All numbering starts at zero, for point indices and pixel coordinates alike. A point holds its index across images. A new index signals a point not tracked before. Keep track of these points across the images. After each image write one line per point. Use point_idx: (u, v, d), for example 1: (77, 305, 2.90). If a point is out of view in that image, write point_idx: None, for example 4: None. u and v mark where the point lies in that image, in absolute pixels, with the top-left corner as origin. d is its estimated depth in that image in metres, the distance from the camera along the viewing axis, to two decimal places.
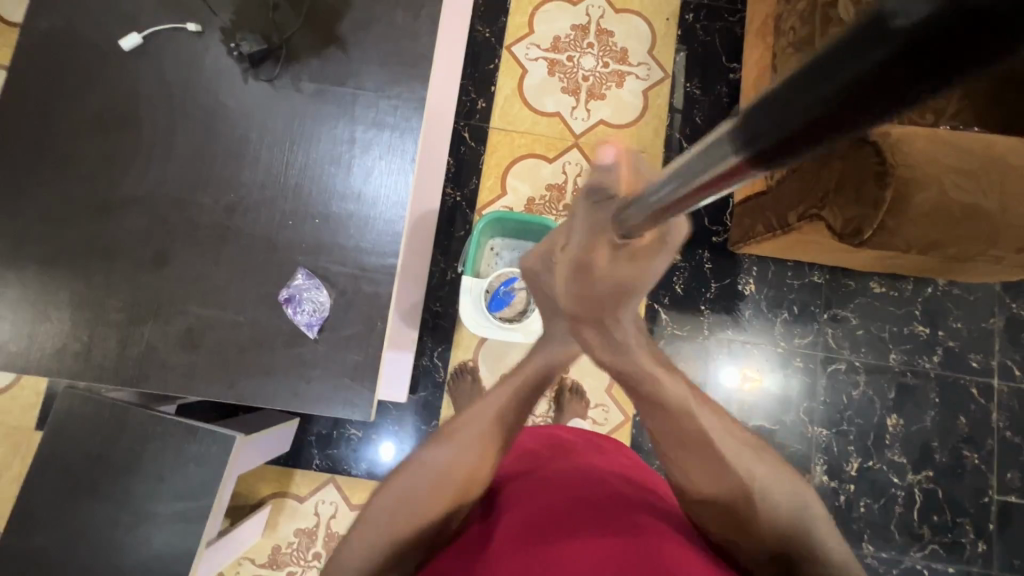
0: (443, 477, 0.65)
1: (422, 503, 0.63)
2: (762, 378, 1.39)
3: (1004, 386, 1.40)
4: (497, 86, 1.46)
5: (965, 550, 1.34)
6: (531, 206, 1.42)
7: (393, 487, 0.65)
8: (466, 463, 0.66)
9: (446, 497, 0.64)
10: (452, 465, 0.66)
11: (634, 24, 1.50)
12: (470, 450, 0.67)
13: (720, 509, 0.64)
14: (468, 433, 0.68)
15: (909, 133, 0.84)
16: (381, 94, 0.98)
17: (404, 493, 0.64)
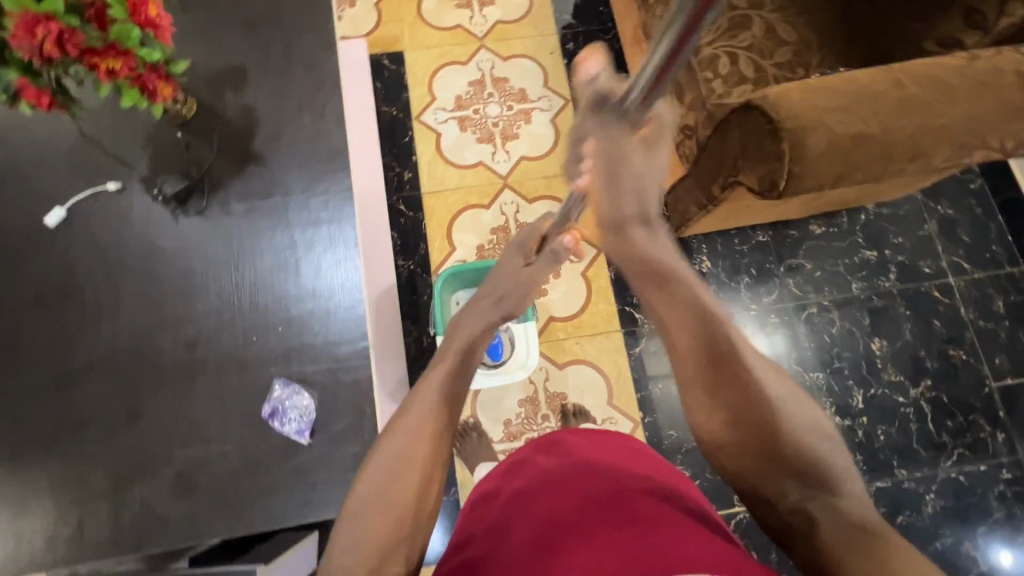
0: (398, 451, 0.66)
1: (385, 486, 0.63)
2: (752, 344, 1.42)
3: (960, 280, 1.49)
4: (418, 154, 1.54)
5: (989, 444, 1.37)
6: (484, 251, 1.47)
7: (355, 494, 0.63)
8: (417, 437, 0.68)
9: (412, 472, 0.65)
10: (409, 439, 0.67)
11: (523, 65, 1.63)
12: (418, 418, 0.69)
13: (750, 425, 0.65)
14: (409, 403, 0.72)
15: (784, 90, 0.92)
16: (308, 196, 1.01)
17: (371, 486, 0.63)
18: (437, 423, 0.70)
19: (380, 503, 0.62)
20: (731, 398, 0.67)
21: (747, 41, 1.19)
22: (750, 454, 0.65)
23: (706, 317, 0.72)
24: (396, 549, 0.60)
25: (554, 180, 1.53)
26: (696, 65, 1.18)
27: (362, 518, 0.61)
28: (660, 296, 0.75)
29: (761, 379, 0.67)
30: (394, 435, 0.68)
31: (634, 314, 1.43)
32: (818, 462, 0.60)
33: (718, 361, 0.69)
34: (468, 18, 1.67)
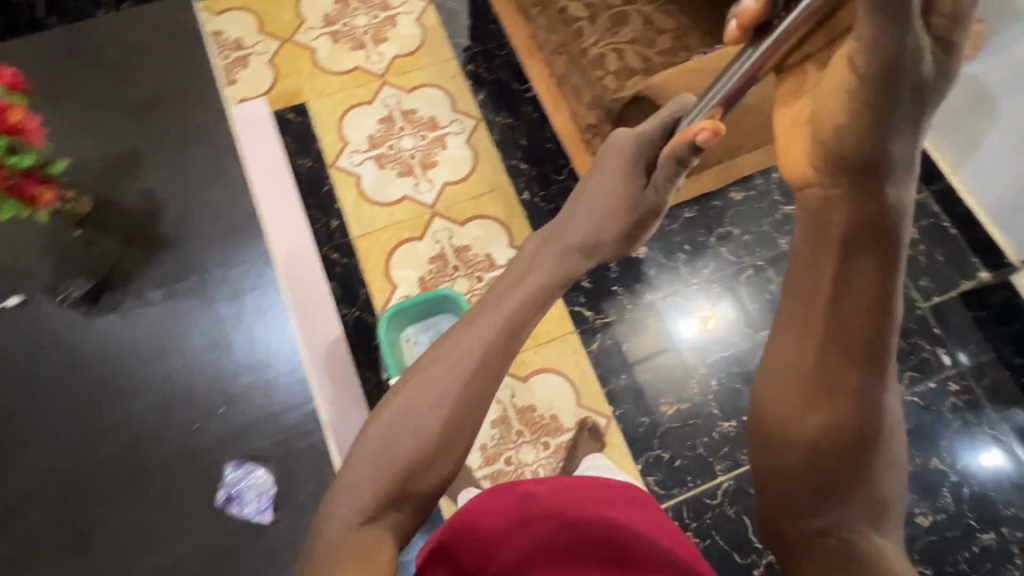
0: (414, 414, 0.59)
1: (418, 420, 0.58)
2: (716, 314, 1.47)
3: None
4: (341, 201, 1.53)
5: (933, 361, 1.45)
6: (427, 283, 1.46)
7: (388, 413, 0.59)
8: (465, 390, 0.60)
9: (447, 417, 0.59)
10: (448, 389, 0.60)
11: (428, 93, 1.64)
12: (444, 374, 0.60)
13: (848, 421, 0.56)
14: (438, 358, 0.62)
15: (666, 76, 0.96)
16: (228, 274, 0.98)
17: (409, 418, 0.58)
18: (466, 391, 0.60)
19: (410, 436, 0.57)
20: (850, 378, 0.56)
21: (629, 36, 1.24)
22: (822, 440, 0.56)
23: (880, 299, 0.55)
24: (413, 490, 0.57)
25: (481, 199, 1.54)
26: (586, 66, 1.23)
27: (390, 447, 0.57)
28: (816, 226, 0.57)
29: (883, 399, 0.57)
30: (435, 376, 0.61)
31: (585, 313, 1.45)
32: (870, 477, 0.57)
33: (867, 361, 0.56)
34: (365, 58, 1.68)
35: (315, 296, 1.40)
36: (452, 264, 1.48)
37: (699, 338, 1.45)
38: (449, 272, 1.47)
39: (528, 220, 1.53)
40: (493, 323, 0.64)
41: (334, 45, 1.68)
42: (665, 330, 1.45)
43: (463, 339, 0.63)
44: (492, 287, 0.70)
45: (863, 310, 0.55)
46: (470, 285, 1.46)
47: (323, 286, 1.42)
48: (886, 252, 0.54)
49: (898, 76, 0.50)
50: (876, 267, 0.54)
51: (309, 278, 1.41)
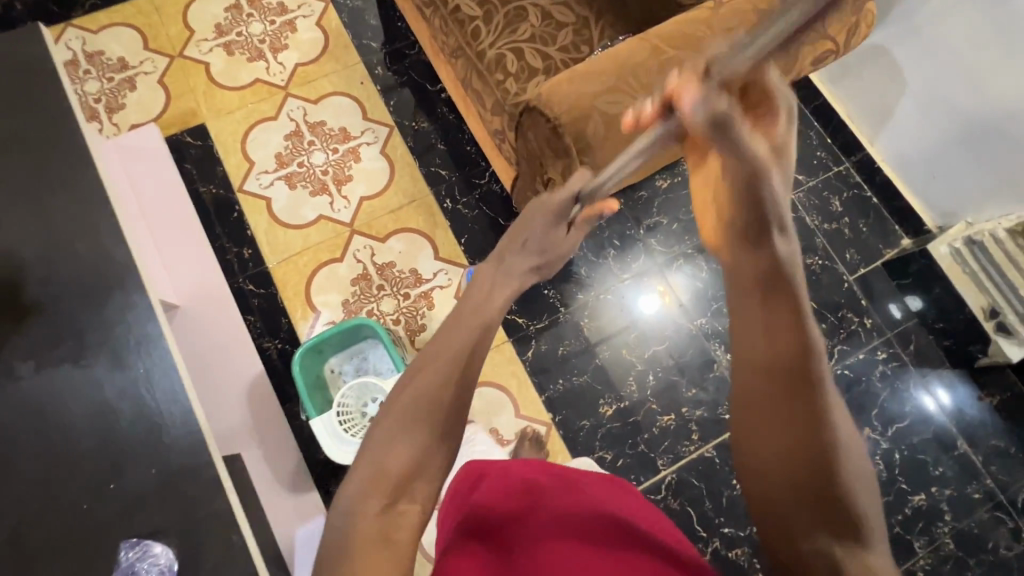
0: (414, 408, 0.61)
1: (425, 398, 0.61)
2: (675, 290, 1.48)
3: (799, 192, 1.59)
4: (252, 228, 1.44)
5: (861, 333, 1.48)
6: (351, 306, 1.40)
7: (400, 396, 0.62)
8: (466, 361, 0.65)
9: (450, 392, 0.62)
10: (441, 371, 0.63)
11: (337, 102, 1.55)
12: (441, 371, 0.63)
13: (799, 446, 0.50)
14: (433, 356, 0.65)
15: (553, 83, 0.91)
16: (109, 341, 0.91)
17: (415, 396, 0.62)
18: (464, 378, 0.64)
19: (409, 414, 0.61)
20: (794, 399, 0.51)
21: (528, 33, 1.18)
22: (782, 465, 0.51)
23: (790, 321, 0.53)
24: (418, 474, 0.59)
25: (401, 211, 1.48)
26: (485, 70, 1.16)
27: (399, 427, 0.60)
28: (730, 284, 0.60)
29: (836, 414, 0.51)
30: (437, 352, 0.65)
31: (518, 320, 1.42)
32: (851, 508, 0.48)
33: (803, 378, 0.51)
34: (265, 69, 1.57)
35: (228, 332, 1.33)
36: (377, 283, 1.42)
37: (658, 314, 1.46)
38: (373, 293, 1.41)
39: (452, 229, 1.48)
40: (467, 327, 0.68)
41: (230, 58, 1.56)
42: (627, 309, 1.46)
43: (455, 327, 0.68)
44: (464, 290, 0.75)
45: (783, 325, 0.53)
46: (397, 303, 1.41)
47: (236, 320, 1.35)
48: (788, 284, 0.55)
49: (759, 179, 0.55)
50: (779, 296, 0.55)
51: (220, 314, 1.34)
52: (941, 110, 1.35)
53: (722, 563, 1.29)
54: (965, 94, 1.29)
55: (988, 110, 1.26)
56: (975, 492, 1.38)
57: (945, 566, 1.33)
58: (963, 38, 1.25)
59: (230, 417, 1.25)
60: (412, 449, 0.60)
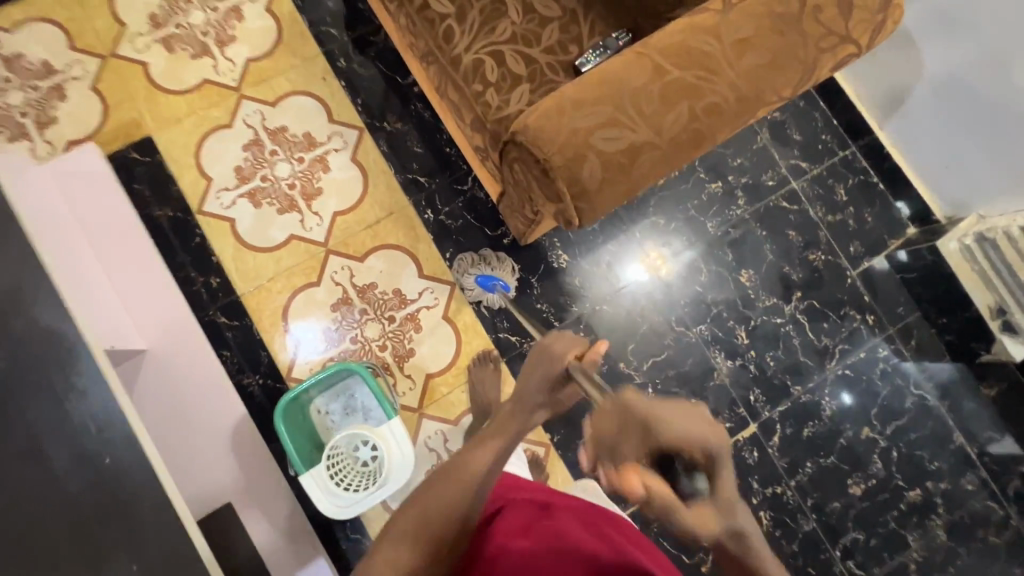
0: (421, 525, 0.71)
1: (426, 512, 0.71)
2: (666, 260, 1.43)
3: (802, 182, 1.49)
4: (217, 253, 1.32)
5: (863, 330, 1.44)
6: (333, 333, 1.32)
7: (413, 509, 0.72)
8: (463, 476, 0.74)
9: (451, 511, 0.72)
10: (446, 489, 0.73)
11: (298, 103, 1.39)
12: (451, 495, 0.73)
13: None
14: (444, 474, 0.75)
15: (542, 115, 0.79)
16: (64, 431, 0.82)
17: (418, 513, 0.71)
18: (461, 497, 0.72)
19: (420, 532, 0.70)
20: None
21: (507, 32, 1.03)
22: None
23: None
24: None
25: (379, 226, 1.37)
26: (462, 80, 1.02)
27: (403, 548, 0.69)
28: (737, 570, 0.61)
29: None
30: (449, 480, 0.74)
31: (510, 338, 1.35)
32: None
33: None
34: (212, 67, 1.39)
35: (203, 375, 1.24)
36: (359, 307, 1.33)
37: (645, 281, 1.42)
38: (356, 318, 1.33)
39: (436, 243, 1.38)
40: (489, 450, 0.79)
41: (171, 56, 1.38)
42: (615, 277, 1.41)
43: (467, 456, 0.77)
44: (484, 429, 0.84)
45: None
46: (382, 328, 1.33)
47: (210, 361, 1.25)
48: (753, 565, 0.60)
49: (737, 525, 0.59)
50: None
51: (191, 356, 1.24)
52: (957, 96, 1.25)
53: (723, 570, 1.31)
54: (985, 80, 1.19)
55: (1007, 99, 1.17)
56: (968, 484, 1.40)
57: (937, 556, 1.37)
58: (988, 19, 1.14)
59: (217, 465, 1.19)
60: (413, 555, 0.68)
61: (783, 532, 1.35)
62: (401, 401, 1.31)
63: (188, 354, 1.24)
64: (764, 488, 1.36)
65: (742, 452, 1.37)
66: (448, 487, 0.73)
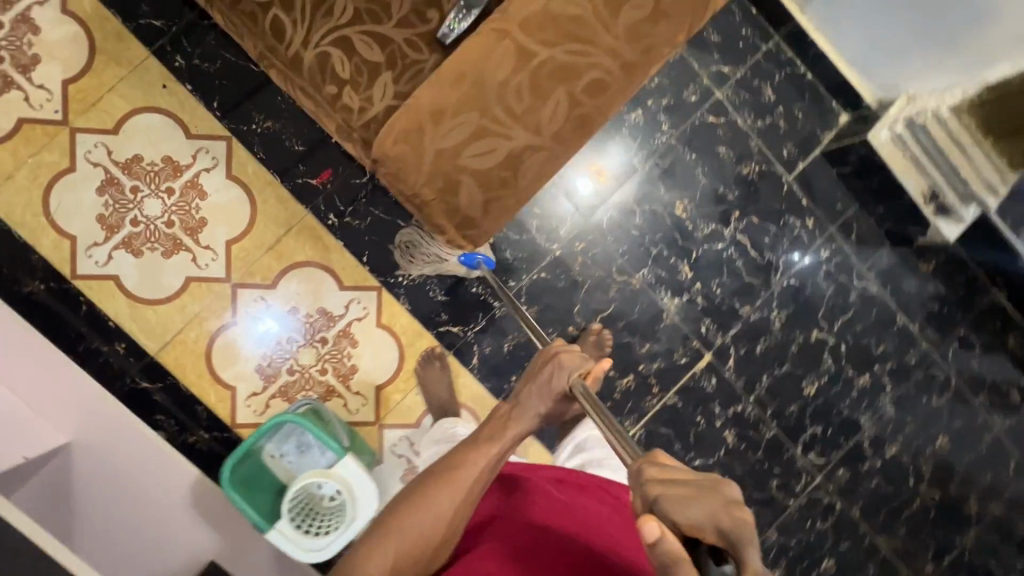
0: (407, 535, 0.71)
1: (425, 511, 0.72)
2: (610, 168, 1.34)
3: (726, 90, 1.37)
4: (112, 316, 1.20)
5: (803, 237, 1.41)
6: (267, 370, 1.25)
7: (409, 509, 0.73)
8: (468, 482, 0.75)
9: (454, 505, 0.73)
10: (447, 494, 0.74)
11: (144, 123, 1.18)
12: (444, 503, 0.73)
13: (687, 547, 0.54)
14: (434, 478, 0.75)
15: (397, 143, 0.66)
16: None
17: (417, 505, 0.73)
18: (461, 499, 0.74)
19: (409, 525, 0.72)
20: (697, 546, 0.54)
21: (348, 11, 0.85)
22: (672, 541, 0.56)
23: None
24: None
25: (281, 245, 1.24)
26: (310, 83, 0.85)
27: (395, 539, 0.71)
28: None
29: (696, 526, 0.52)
30: (446, 485, 0.74)
31: (453, 330, 1.30)
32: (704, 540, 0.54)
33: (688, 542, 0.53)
34: (25, 100, 1.15)
35: (139, 453, 1.15)
36: (285, 336, 1.25)
37: (597, 193, 1.34)
38: (286, 348, 1.25)
39: (348, 249, 1.26)
40: (488, 454, 0.78)
41: None
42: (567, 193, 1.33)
43: (465, 461, 0.77)
44: (478, 430, 0.82)
45: None
46: (317, 352, 1.26)
47: (143, 435, 1.16)
48: None
49: None
50: None
51: (120, 436, 1.14)
52: None
53: None
54: None
55: None
56: (912, 357, 1.48)
57: (887, 430, 1.48)
58: None
59: (184, 531, 1.15)
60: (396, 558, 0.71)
61: (747, 444, 1.42)
62: (357, 418, 1.28)
63: (121, 439, 1.14)
64: (725, 409, 1.41)
65: (701, 381, 1.40)
66: (441, 496, 0.73)
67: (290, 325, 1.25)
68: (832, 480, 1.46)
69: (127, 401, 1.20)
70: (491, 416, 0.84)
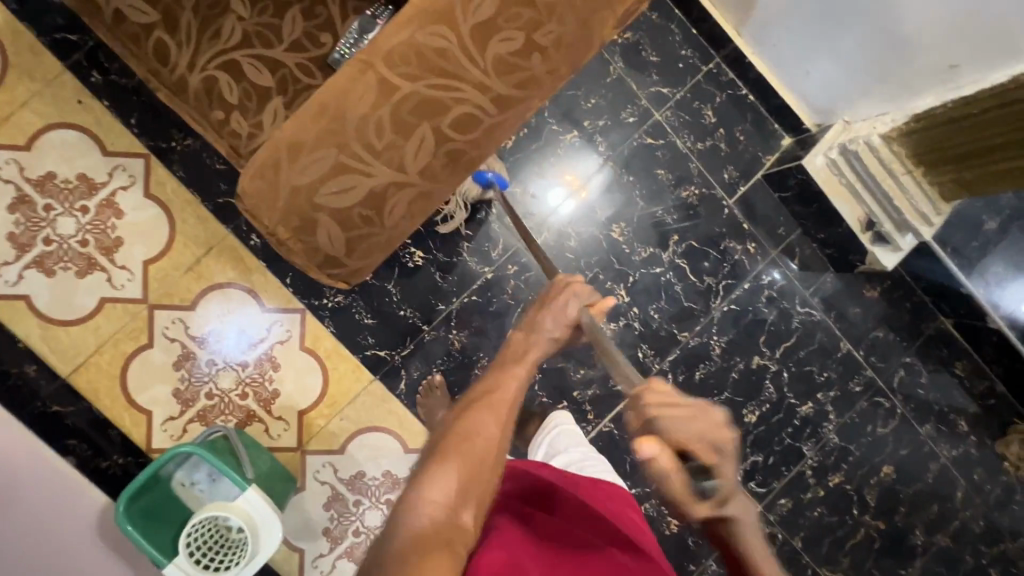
0: (472, 450, 0.63)
1: (475, 425, 0.65)
2: (591, 184, 1.33)
3: (665, 111, 1.34)
4: (23, 337, 1.16)
5: (744, 262, 1.39)
6: (184, 394, 1.21)
7: (457, 436, 0.64)
8: (504, 399, 0.69)
9: (501, 421, 0.67)
10: (491, 415, 0.67)
11: (59, 139, 1.16)
12: (490, 421, 0.66)
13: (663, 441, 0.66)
14: (474, 399, 0.69)
15: (254, 179, 0.64)
16: None
17: (464, 425, 0.65)
18: (506, 413, 0.68)
19: (464, 446, 0.63)
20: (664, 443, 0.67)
21: (236, 35, 0.82)
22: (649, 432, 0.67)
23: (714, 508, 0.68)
24: (469, 504, 0.60)
25: (201, 266, 1.21)
26: (196, 109, 0.83)
27: (447, 467, 0.61)
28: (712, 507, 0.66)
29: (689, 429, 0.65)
30: (487, 403, 0.68)
31: (380, 353, 1.27)
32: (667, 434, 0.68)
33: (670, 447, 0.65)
34: None
35: (48, 483, 1.09)
36: (204, 359, 1.22)
37: (572, 210, 1.33)
38: (204, 372, 1.22)
39: (271, 270, 1.23)
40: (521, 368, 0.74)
41: None
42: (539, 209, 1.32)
43: (503, 376, 0.72)
44: (501, 353, 0.77)
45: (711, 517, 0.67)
46: (237, 376, 1.23)
47: (50, 463, 1.12)
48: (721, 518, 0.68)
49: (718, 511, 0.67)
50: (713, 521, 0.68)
51: (30, 465, 1.08)
52: None
53: None
54: None
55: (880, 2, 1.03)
56: (856, 385, 1.45)
57: (830, 459, 1.45)
58: None
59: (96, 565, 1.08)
60: (452, 483, 0.60)
61: None
62: (279, 444, 1.24)
63: (31, 472, 1.07)
64: None
65: None
66: (485, 415, 0.67)
67: (241, 354, 1.23)
68: (774, 509, 1.43)
69: (38, 424, 1.17)
70: (506, 346, 0.79)
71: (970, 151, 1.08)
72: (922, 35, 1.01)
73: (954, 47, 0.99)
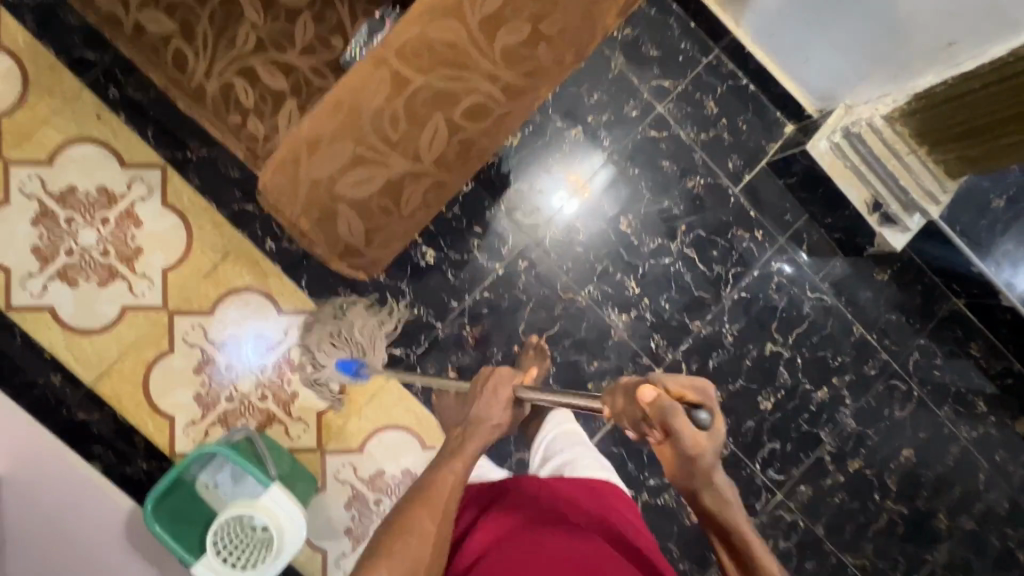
0: (399, 561, 0.70)
1: (413, 527, 0.72)
2: (589, 176, 1.35)
3: (667, 104, 1.36)
4: (48, 348, 1.19)
5: (752, 249, 1.40)
6: (205, 399, 1.23)
7: (398, 535, 0.72)
8: (439, 498, 0.75)
9: (436, 517, 0.74)
10: (426, 512, 0.74)
11: (79, 154, 1.19)
12: (424, 522, 0.73)
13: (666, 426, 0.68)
14: (413, 499, 0.75)
15: (273, 175, 0.66)
16: None
17: (403, 525, 0.72)
18: (439, 512, 0.74)
19: (403, 544, 0.71)
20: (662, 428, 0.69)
21: (251, 41, 0.85)
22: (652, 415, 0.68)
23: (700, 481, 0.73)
24: None
25: (219, 272, 1.23)
26: (214, 114, 0.85)
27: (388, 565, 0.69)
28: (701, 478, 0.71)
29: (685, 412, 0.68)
30: (425, 504, 0.74)
31: (395, 352, 1.28)
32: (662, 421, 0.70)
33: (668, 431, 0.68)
34: None
35: (71, 491, 1.11)
36: (223, 364, 1.24)
37: (569, 203, 1.34)
38: (224, 376, 1.24)
39: (287, 274, 1.25)
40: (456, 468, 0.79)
41: None
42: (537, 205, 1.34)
43: (439, 476, 0.78)
44: (442, 451, 0.83)
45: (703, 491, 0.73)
46: (256, 379, 1.25)
47: (73, 471, 1.14)
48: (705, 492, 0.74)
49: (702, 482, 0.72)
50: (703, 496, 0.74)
51: (52, 473, 1.11)
52: None
53: (653, 512, 1.36)
54: None
55: None
56: (871, 370, 1.44)
57: (848, 445, 1.44)
58: None
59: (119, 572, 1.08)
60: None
61: None
62: (300, 445, 1.26)
63: (56, 480, 1.11)
64: None
65: None
66: (420, 516, 0.73)
67: (260, 358, 1.25)
68: (795, 496, 1.42)
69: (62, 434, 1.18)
70: (447, 442, 0.85)
71: (969, 126, 1.09)
72: (918, 18, 1.04)
73: (950, 25, 1.01)
